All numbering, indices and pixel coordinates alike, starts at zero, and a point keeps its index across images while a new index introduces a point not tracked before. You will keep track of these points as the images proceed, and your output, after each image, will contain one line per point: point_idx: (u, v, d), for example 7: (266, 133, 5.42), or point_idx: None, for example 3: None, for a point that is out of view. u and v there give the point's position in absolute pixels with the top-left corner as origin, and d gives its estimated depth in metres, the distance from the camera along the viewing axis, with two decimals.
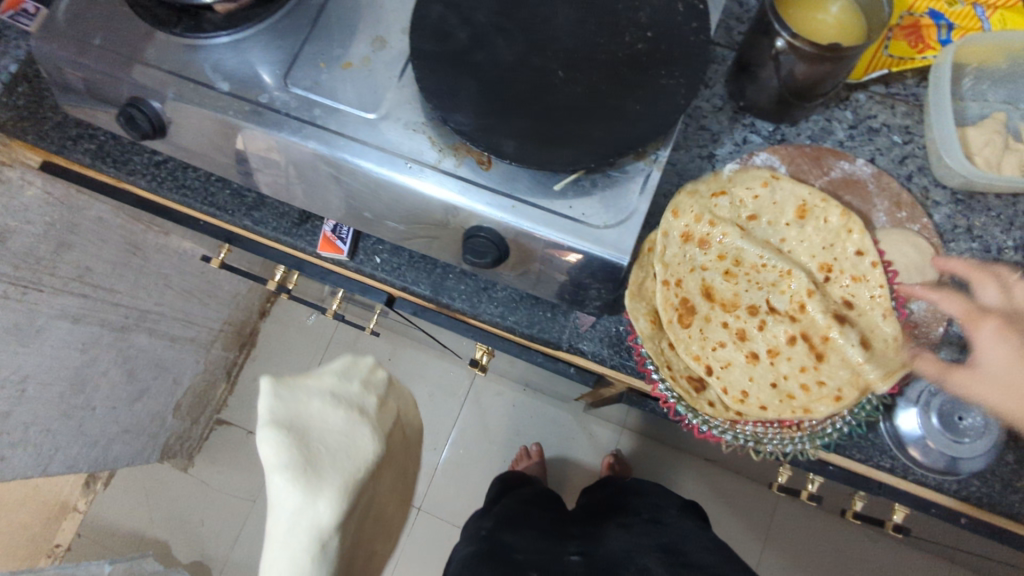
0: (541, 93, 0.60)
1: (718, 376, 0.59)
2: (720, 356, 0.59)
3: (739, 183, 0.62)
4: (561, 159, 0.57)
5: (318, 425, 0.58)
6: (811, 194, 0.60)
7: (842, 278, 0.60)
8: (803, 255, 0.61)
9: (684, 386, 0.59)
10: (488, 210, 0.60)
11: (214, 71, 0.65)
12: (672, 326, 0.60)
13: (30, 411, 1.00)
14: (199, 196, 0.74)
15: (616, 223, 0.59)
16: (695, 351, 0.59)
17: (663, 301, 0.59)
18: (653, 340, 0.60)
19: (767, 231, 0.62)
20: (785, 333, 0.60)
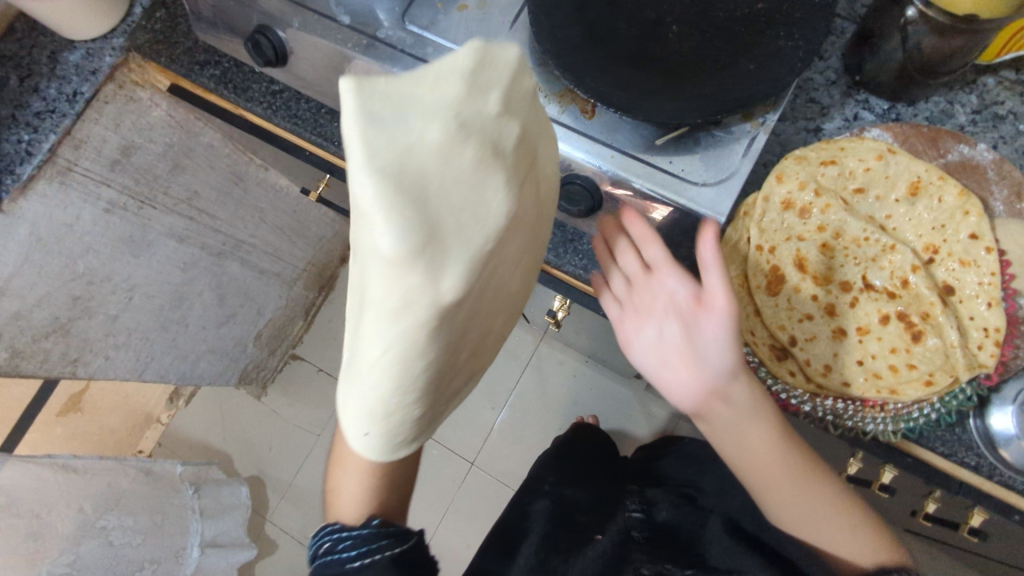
0: (655, 46, 0.60)
1: (802, 347, 0.59)
2: (805, 328, 0.59)
3: (853, 153, 0.59)
4: (666, 111, 0.58)
5: (437, 169, 0.41)
6: (928, 171, 0.58)
7: (949, 260, 0.57)
8: (908, 234, 0.59)
9: (765, 353, 0.59)
10: (587, 158, 0.61)
11: (338, 5, 0.67)
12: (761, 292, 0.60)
13: (134, 318, 1.09)
14: (309, 125, 0.78)
15: (714, 182, 0.59)
16: (780, 320, 0.59)
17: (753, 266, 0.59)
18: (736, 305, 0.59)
19: (872, 206, 0.60)
20: (879, 312, 0.58)
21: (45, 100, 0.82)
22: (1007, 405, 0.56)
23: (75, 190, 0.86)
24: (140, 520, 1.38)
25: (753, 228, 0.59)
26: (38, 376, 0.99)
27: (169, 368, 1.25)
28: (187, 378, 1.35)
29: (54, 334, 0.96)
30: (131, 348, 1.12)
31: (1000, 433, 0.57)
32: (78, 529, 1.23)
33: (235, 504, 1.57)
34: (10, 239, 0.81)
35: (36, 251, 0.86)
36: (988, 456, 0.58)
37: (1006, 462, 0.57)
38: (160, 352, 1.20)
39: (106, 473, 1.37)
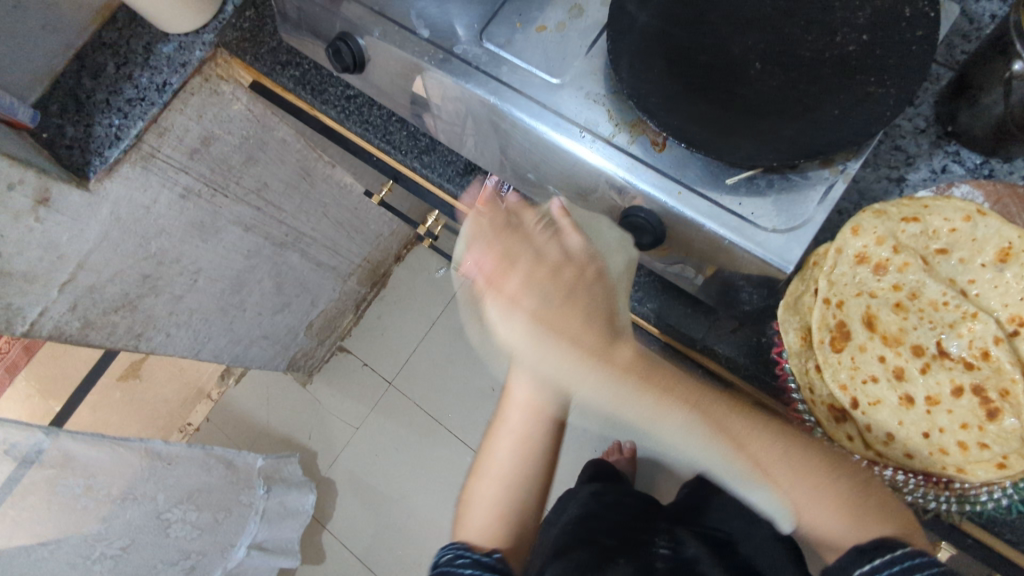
0: (732, 82, 0.58)
1: (864, 411, 0.55)
2: (869, 391, 0.56)
3: (937, 211, 0.56)
4: (741, 152, 0.55)
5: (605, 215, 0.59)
6: (1022, 237, 0.53)
7: None
8: (993, 301, 0.55)
9: (823, 414, 0.56)
10: (653, 192, 0.59)
11: (418, 18, 0.69)
12: (823, 347, 0.57)
13: (196, 300, 1.14)
14: (379, 133, 0.79)
15: (784, 229, 0.56)
16: (843, 380, 0.56)
17: (820, 320, 0.56)
18: (799, 359, 0.57)
19: (954, 269, 0.57)
20: (952, 382, 0.55)
21: (137, 88, 0.87)
22: None
23: (155, 176, 0.91)
24: (203, 516, 1.36)
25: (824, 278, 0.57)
26: (105, 347, 1.04)
27: (224, 349, 1.30)
28: (240, 360, 1.39)
29: (124, 309, 1.01)
30: (190, 329, 1.17)
31: None
32: (148, 517, 1.22)
33: (296, 511, 1.59)
34: (93, 217, 0.86)
35: (114, 230, 0.91)
36: None
37: None
38: (216, 334, 1.24)
39: (187, 463, 1.34)
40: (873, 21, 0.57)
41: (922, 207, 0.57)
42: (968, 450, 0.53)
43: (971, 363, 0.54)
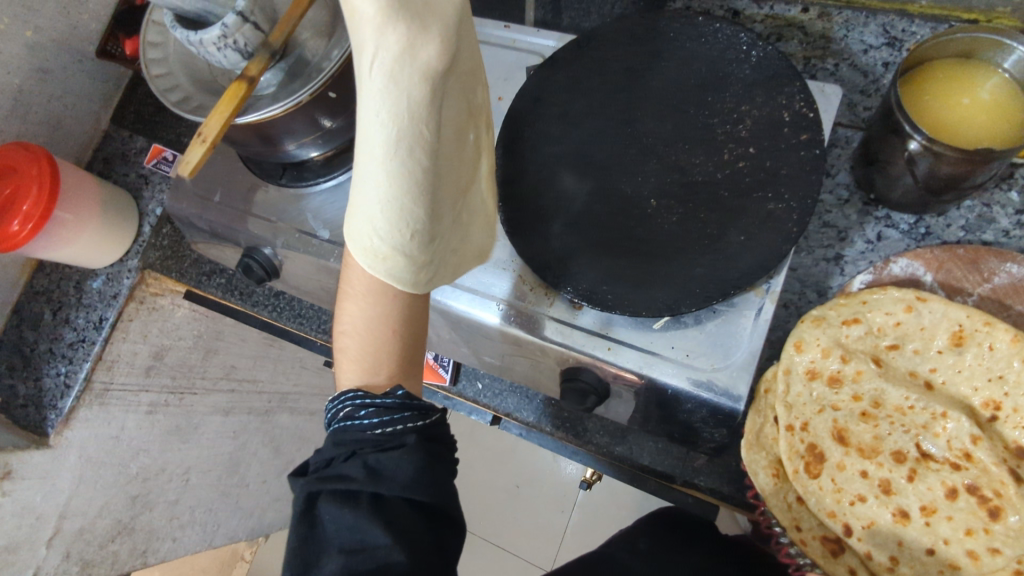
0: (630, 226, 0.56)
1: (859, 538, 0.51)
2: (860, 514, 0.51)
3: (877, 308, 0.53)
4: (657, 303, 0.52)
5: None
6: (970, 317, 0.51)
7: (1015, 417, 0.50)
8: (961, 388, 0.52)
9: (818, 551, 0.52)
10: (584, 356, 0.57)
11: (316, 219, 0.68)
12: (798, 476, 0.53)
13: (194, 496, 1.12)
14: (314, 323, 0.78)
15: (725, 366, 0.54)
16: (829, 508, 0.52)
17: (787, 449, 0.53)
18: (777, 496, 0.53)
19: (911, 361, 0.53)
20: (944, 485, 0.50)
21: (76, 330, 0.86)
22: None
23: (115, 406, 0.91)
24: None
25: (779, 405, 0.54)
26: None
27: (237, 528, 1.28)
28: (257, 529, 1.37)
29: (121, 535, 1.00)
30: (197, 524, 1.15)
31: None
32: None
33: None
34: (61, 468, 0.85)
35: (88, 469, 0.90)
36: None
37: None
38: (224, 517, 1.23)
39: None
40: (755, 132, 0.55)
41: (861, 306, 0.54)
42: (978, 557, 0.48)
43: (957, 459, 0.50)
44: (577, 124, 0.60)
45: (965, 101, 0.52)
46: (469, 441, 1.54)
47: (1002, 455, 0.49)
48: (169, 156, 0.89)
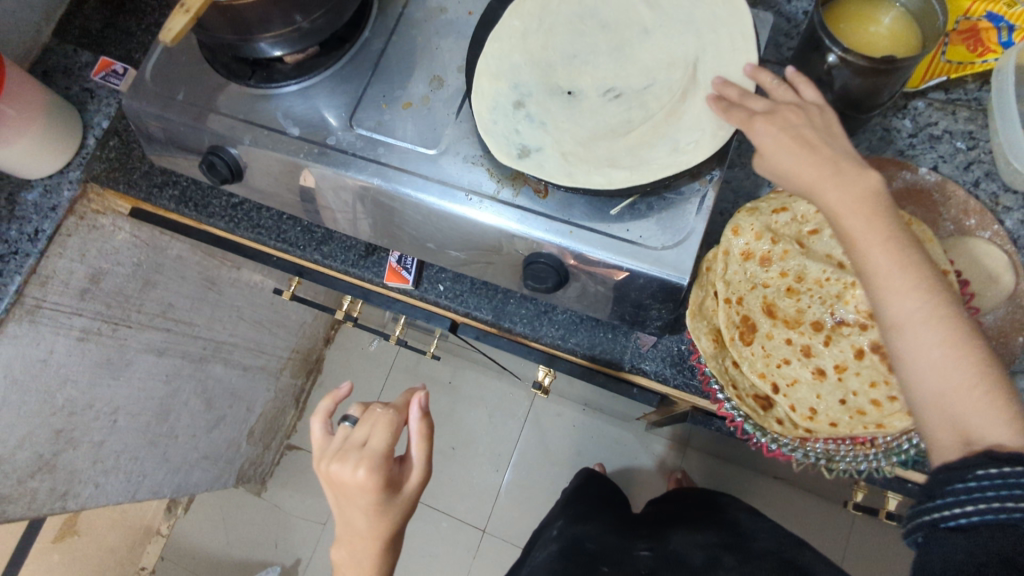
0: (592, 118, 0.62)
1: (785, 393, 0.58)
2: (785, 373, 0.58)
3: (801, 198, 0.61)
4: (618, 181, 0.58)
5: None
6: None
7: None
8: None
9: (750, 404, 0.59)
10: (547, 236, 0.61)
11: (286, 117, 0.70)
12: (733, 344, 0.60)
13: (120, 440, 1.08)
14: (273, 234, 0.79)
15: (676, 245, 0.60)
16: (760, 368, 0.59)
17: (724, 319, 0.60)
18: (715, 359, 0.60)
19: (829, 244, 0.60)
20: (854, 347, 0.58)
21: (5, 242, 0.81)
22: None
23: (46, 326, 0.86)
24: None
25: (720, 281, 0.61)
26: (26, 518, 0.95)
27: (162, 482, 1.23)
28: (183, 488, 1.32)
29: (41, 472, 0.94)
30: (122, 472, 1.11)
31: None
32: None
33: None
34: None
35: (13, 392, 0.85)
36: None
37: None
38: (151, 468, 1.18)
39: None
40: (700, 44, 0.62)
41: (789, 198, 0.62)
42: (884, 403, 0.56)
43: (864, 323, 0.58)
44: (542, 33, 0.65)
45: (872, 29, 0.63)
46: None
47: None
48: (118, 70, 0.88)
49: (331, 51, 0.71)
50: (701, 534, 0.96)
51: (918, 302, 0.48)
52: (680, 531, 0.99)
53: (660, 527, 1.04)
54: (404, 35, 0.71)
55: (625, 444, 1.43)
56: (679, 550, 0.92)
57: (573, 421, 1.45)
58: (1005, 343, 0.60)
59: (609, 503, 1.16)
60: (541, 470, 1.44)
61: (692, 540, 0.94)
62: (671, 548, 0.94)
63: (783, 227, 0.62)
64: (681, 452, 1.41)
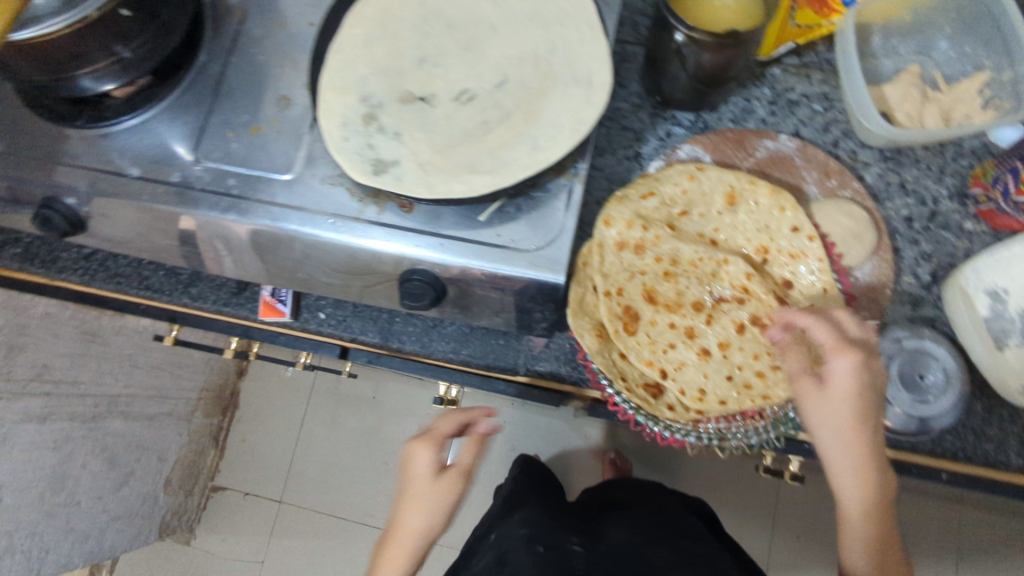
0: (447, 124, 0.59)
1: (674, 377, 0.59)
2: (672, 357, 0.59)
3: (667, 181, 0.62)
4: (480, 187, 0.56)
5: None
6: (737, 179, 0.61)
7: (780, 257, 0.61)
8: (738, 242, 0.62)
9: (641, 395, 0.59)
10: (418, 253, 0.59)
11: (124, 157, 0.63)
12: (619, 335, 0.59)
13: (10, 520, 0.99)
14: (134, 282, 0.73)
15: (549, 245, 0.58)
16: (647, 357, 0.59)
17: (607, 312, 0.59)
18: (602, 354, 0.59)
19: (698, 224, 0.62)
20: (734, 323, 0.60)
21: None
22: None
23: None
24: None
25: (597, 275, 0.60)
26: None
27: (71, 553, 1.15)
28: (98, 556, 1.26)
29: None
30: (18, 553, 1.02)
31: None
32: None
33: None
34: None
35: None
36: None
37: (888, 427, 0.61)
38: (54, 542, 1.10)
39: None
40: (550, 35, 0.60)
41: (654, 181, 0.62)
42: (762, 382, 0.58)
43: (736, 304, 0.60)
44: (386, 39, 0.61)
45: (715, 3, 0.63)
46: (330, 426, 1.48)
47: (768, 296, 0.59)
48: None
49: (165, 79, 0.65)
50: (634, 529, 0.95)
51: (858, 460, 0.53)
52: (620, 531, 0.95)
53: (595, 522, 1.02)
54: (242, 53, 0.66)
55: (558, 432, 1.43)
56: (612, 549, 0.90)
57: (503, 417, 1.44)
58: (874, 298, 0.62)
59: (547, 493, 1.13)
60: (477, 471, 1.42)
61: (633, 544, 0.90)
62: (603, 545, 0.92)
63: (653, 212, 0.62)
64: (613, 431, 1.41)
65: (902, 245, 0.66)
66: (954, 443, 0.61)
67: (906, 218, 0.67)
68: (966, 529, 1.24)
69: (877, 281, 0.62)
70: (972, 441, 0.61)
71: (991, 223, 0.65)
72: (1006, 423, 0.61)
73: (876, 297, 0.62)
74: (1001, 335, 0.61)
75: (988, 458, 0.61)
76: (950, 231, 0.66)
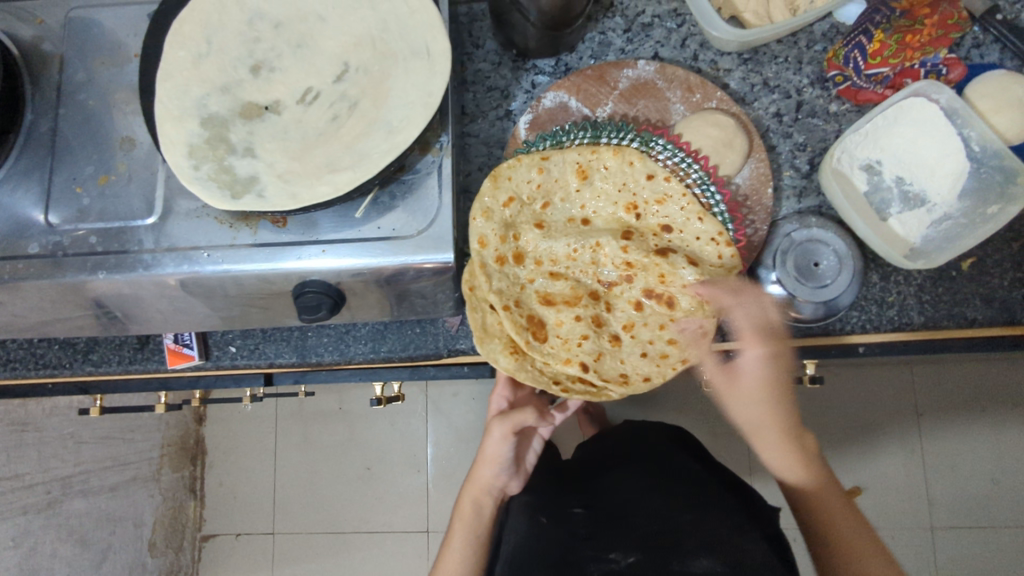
0: (297, 128, 0.57)
1: (596, 366, 0.61)
2: (587, 349, 0.61)
3: (516, 175, 0.60)
4: (344, 185, 0.55)
5: None
6: (582, 154, 0.61)
7: (649, 207, 0.62)
8: (606, 213, 0.63)
9: (581, 390, 0.60)
10: (303, 265, 0.58)
11: None
12: (531, 347, 0.60)
13: None
14: (30, 363, 0.69)
15: (429, 226, 0.58)
16: (564, 357, 0.60)
17: (512, 326, 0.59)
18: (524, 370, 0.59)
19: (565, 209, 0.63)
20: (632, 298, 0.63)
21: None
22: (770, 273, 0.62)
23: None
24: None
25: (489, 295, 0.59)
26: None
27: None
28: None
29: None
30: None
31: (778, 298, 0.62)
32: None
33: None
34: None
35: None
36: (781, 320, 0.65)
37: (798, 318, 0.63)
38: None
39: None
40: (379, 14, 0.58)
41: (505, 178, 0.60)
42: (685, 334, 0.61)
43: (627, 274, 0.62)
44: (212, 54, 0.58)
45: None
46: (303, 447, 1.46)
47: (648, 253, 0.61)
48: None
49: None
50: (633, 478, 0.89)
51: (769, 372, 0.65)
52: (619, 482, 0.90)
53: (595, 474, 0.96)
54: (72, 103, 0.62)
55: None
56: (615, 503, 0.86)
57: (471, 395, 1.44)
58: (757, 200, 0.63)
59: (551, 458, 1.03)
60: (458, 453, 1.42)
61: (634, 497, 0.85)
62: (603, 501, 0.86)
63: (516, 212, 0.62)
64: None
65: (776, 141, 0.67)
66: (860, 317, 0.64)
67: (775, 114, 0.68)
68: (920, 389, 1.30)
69: (758, 182, 0.63)
70: (876, 312, 0.64)
71: (854, 99, 0.67)
72: (903, 287, 0.64)
73: (759, 198, 0.63)
74: (882, 205, 0.65)
75: (892, 322, 0.64)
76: (818, 117, 0.68)
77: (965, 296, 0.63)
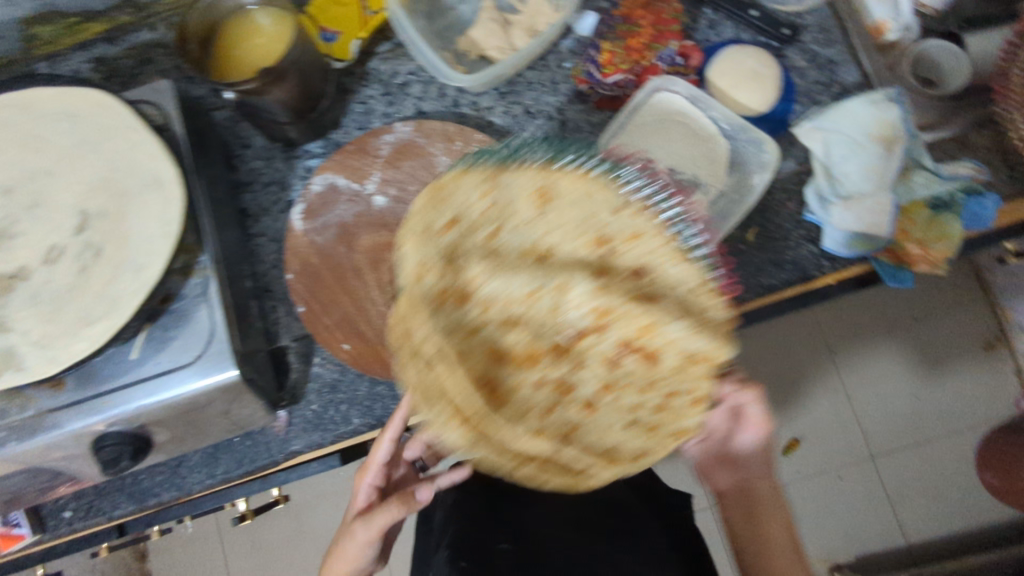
0: (45, 289, 0.55)
1: (567, 442, 0.56)
2: (554, 421, 0.56)
3: (457, 205, 0.54)
4: (101, 334, 0.54)
5: None
6: (476, 193, 0.54)
7: (569, 290, 0.56)
8: (568, 242, 0.55)
9: (556, 467, 0.55)
10: (89, 422, 0.56)
11: None
12: (483, 416, 0.54)
13: None
14: None
15: (207, 346, 0.57)
16: (533, 428, 0.55)
17: (464, 395, 0.54)
18: (477, 446, 0.54)
19: (512, 247, 0.55)
20: (596, 381, 0.57)
21: None
22: None
23: None
24: None
25: (446, 392, 0.53)
26: None
27: None
28: None
29: None
30: None
31: None
32: None
33: None
34: None
35: None
36: None
37: None
38: None
39: None
40: (106, 153, 0.58)
41: (450, 215, 0.54)
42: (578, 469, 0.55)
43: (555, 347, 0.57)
44: None
45: (260, 41, 0.64)
46: None
47: (637, 301, 0.55)
48: None
49: None
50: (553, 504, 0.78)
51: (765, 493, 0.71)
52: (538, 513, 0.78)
53: None
54: None
55: None
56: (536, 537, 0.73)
57: None
58: None
59: None
60: None
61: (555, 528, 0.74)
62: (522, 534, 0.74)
63: (428, 288, 0.55)
64: None
65: None
66: None
67: (544, 138, 0.69)
68: None
69: None
70: None
71: (611, 106, 0.68)
72: None
73: None
74: None
75: None
76: (585, 130, 0.69)
77: (760, 265, 0.64)
